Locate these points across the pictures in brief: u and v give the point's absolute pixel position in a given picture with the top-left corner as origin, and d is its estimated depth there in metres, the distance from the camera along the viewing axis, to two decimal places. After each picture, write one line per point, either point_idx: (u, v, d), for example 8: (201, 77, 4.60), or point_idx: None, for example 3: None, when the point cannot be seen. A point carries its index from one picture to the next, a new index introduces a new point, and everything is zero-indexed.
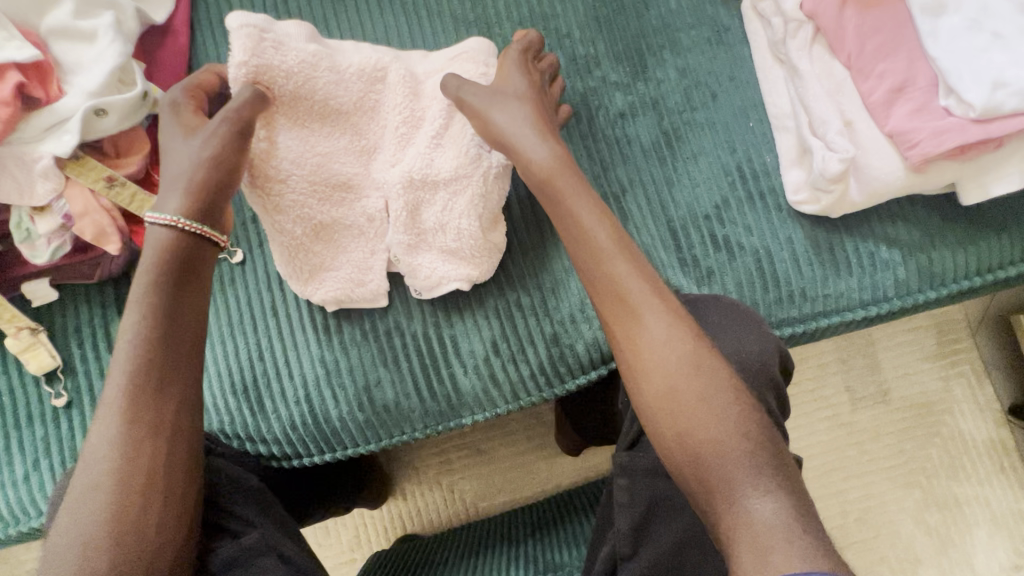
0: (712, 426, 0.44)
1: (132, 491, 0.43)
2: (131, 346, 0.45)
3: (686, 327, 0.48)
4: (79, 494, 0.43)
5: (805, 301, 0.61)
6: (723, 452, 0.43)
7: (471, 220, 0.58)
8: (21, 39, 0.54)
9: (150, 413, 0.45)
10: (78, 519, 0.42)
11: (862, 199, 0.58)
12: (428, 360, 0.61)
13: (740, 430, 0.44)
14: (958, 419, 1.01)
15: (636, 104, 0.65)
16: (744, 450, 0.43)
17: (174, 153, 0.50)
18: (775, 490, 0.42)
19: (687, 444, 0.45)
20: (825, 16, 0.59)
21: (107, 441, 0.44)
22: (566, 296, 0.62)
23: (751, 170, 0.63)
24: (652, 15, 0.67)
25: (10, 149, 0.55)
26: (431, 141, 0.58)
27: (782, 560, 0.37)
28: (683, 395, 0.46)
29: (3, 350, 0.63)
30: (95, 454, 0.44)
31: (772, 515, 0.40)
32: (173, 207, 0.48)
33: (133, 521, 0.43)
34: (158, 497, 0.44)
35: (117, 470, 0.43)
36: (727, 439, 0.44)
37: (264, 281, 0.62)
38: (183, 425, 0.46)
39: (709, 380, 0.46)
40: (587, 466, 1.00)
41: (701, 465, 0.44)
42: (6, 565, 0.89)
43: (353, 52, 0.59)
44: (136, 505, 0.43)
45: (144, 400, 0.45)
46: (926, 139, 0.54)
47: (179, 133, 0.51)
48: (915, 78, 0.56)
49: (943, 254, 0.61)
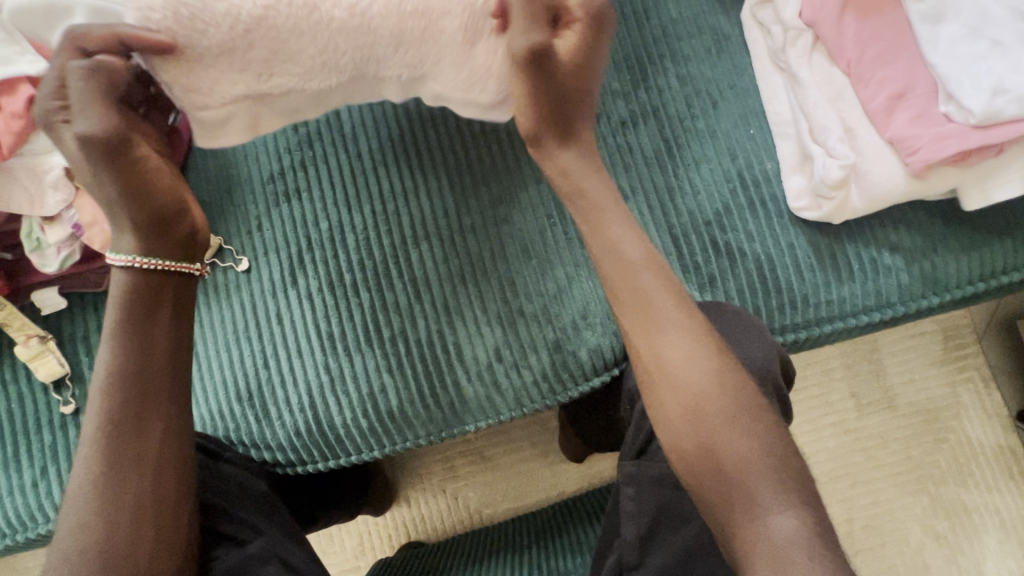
0: (719, 431, 0.45)
1: (116, 521, 0.45)
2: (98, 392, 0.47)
3: (692, 334, 0.48)
4: (67, 526, 0.45)
5: (808, 308, 0.61)
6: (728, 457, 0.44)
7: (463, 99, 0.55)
8: (33, 53, 0.56)
9: (126, 448, 0.46)
10: (69, 548, 0.44)
11: (863, 205, 0.58)
12: (432, 367, 0.61)
13: (745, 436, 0.44)
14: (966, 425, 1.00)
15: (638, 112, 0.66)
16: (748, 455, 0.44)
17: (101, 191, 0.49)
18: (781, 496, 0.42)
19: (692, 450, 0.45)
20: (824, 24, 0.60)
21: (81, 479, 0.46)
22: (568, 303, 0.62)
23: (752, 176, 0.64)
24: (653, 24, 0.68)
25: (22, 161, 0.57)
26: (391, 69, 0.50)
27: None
28: (687, 399, 0.46)
29: (12, 357, 0.64)
30: (76, 490, 0.46)
31: (777, 521, 0.41)
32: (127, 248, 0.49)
33: (121, 547, 0.44)
34: (145, 521, 0.45)
35: (99, 503, 0.45)
36: (732, 443, 0.44)
37: (269, 289, 0.63)
38: (166, 451, 0.48)
39: (714, 387, 0.46)
40: (591, 473, 1.00)
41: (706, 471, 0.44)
42: (12, 572, 0.89)
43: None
44: (124, 533, 0.45)
45: (122, 434, 0.46)
46: (926, 145, 0.54)
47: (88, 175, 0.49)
48: (915, 85, 0.56)
49: (946, 260, 0.61)
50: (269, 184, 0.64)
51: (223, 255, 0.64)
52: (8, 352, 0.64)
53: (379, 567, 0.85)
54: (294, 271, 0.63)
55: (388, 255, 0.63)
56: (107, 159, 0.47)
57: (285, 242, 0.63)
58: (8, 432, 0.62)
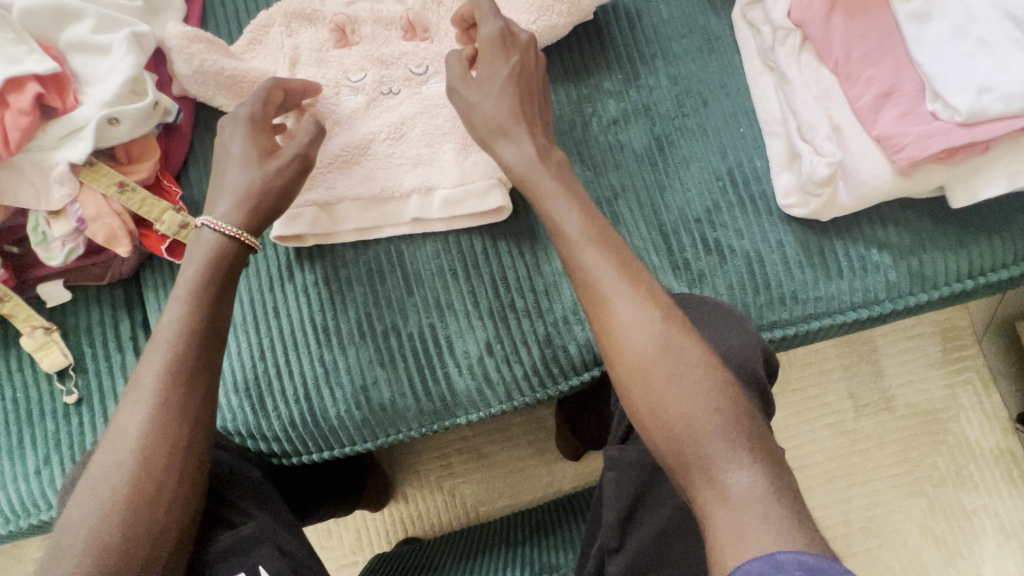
0: (682, 404, 0.45)
1: (150, 474, 0.45)
2: (168, 343, 0.49)
3: (642, 308, 0.48)
4: (96, 477, 0.45)
5: (795, 304, 0.62)
6: (702, 434, 0.44)
7: (431, 175, 0.63)
8: (41, 52, 0.58)
9: (180, 401, 0.47)
10: (96, 495, 0.45)
11: (851, 203, 0.59)
12: (423, 358, 0.62)
13: (718, 411, 0.44)
14: (964, 426, 1.00)
15: (628, 111, 0.67)
16: (718, 428, 0.44)
17: (234, 160, 0.55)
18: (753, 465, 0.42)
19: (664, 424, 0.45)
20: (812, 23, 0.60)
21: (131, 423, 0.47)
22: (558, 299, 0.63)
23: (741, 175, 0.64)
24: (645, 25, 0.69)
25: (28, 156, 0.58)
26: (389, 159, 0.64)
27: (759, 540, 0.38)
28: (658, 380, 0.46)
29: (17, 349, 0.65)
30: (122, 434, 0.47)
31: (749, 489, 0.41)
32: (221, 211, 0.54)
33: (149, 500, 0.45)
34: (174, 478, 0.46)
35: (139, 452, 0.46)
36: (701, 415, 0.45)
37: (267, 283, 0.64)
38: (204, 414, 0.49)
39: (676, 364, 0.46)
40: (588, 470, 1.00)
41: (676, 445, 0.45)
42: (15, 562, 0.91)
43: (360, 71, 0.65)
44: (153, 486, 0.45)
45: (180, 388, 0.48)
46: (912, 142, 0.55)
47: (242, 148, 0.56)
48: (901, 84, 0.57)
49: (934, 258, 0.62)
50: None
51: None
52: (14, 343, 0.65)
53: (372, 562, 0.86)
54: (291, 266, 0.64)
55: (384, 250, 0.64)
56: (254, 129, 0.57)
57: None
58: (13, 420, 0.64)
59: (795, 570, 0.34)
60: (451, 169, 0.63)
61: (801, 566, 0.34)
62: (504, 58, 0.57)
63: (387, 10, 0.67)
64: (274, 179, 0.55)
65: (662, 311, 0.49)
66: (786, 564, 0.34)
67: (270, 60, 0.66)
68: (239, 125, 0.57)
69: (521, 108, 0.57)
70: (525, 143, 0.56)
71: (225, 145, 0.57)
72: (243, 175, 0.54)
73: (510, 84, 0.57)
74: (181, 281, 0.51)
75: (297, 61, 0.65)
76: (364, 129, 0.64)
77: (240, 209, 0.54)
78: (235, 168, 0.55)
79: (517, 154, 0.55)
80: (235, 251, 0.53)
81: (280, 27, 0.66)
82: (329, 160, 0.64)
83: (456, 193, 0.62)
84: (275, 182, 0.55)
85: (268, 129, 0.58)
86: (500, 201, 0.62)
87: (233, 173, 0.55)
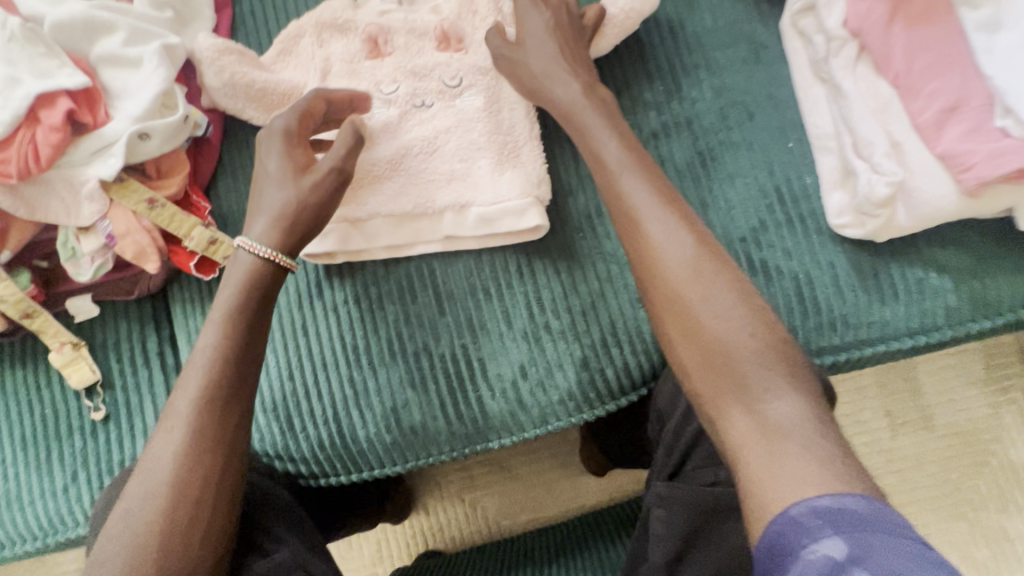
0: (719, 326, 0.44)
1: (182, 503, 0.44)
2: (203, 371, 0.48)
3: (674, 234, 0.48)
4: (127, 506, 0.44)
5: (847, 329, 0.59)
6: (738, 359, 0.43)
7: (464, 192, 0.61)
8: (72, 66, 0.57)
9: (214, 428, 0.46)
10: (128, 527, 0.43)
11: (910, 223, 0.56)
12: (456, 381, 0.60)
13: (758, 352, 0.43)
14: (1009, 447, 0.95)
15: (670, 123, 0.64)
16: (755, 352, 0.43)
17: (270, 177, 0.54)
18: (793, 392, 0.42)
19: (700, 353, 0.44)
20: (870, 33, 0.57)
21: (165, 451, 0.46)
22: (595, 320, 0.61)
23: (790, 192, 0.61)
24: (687, 33, 0.66)
25: (59, 172, 0.57)
26: (422, 175, 0.62)
27: (801, 475, 0.37)
28: (698, 315, 0.45)
29: (45, 363, 0.65)
30: (154, 463, 0.45)
31: (789, 416, 0.40)
32: (258, 233, 0.52)
33: (178, 532, 0.43)
34: (206, 507, 0.44)
35: (172, 481, 0.44)
36: (743, 345, 0.43)
37: (296, 301, 0.63)
38: (235, 441, 0.47)
39: (711, 288, 0.46)
40: (614, 487, 0.98)
41: (719, 373, 0.43)
42: (44, 566, 0.93)
43: (392, 83, 0.63)
44: (186, 516, 0.44)
45: (212, 415, 0.46)
46: (982, 161, 0.51)
47: (279, 164, 0.54)
48: (969, 97, 0.53)
49: (998, 281, 0.58)
50: None
51: None
52: (43, 358, 0.65)
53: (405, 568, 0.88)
54: (321, 283, 0.63)
55: (415, 268, 0.62)
56: (289, 143, 0.55)
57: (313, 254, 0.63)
58: (41, 435, 0.63)
59: (811, 522, 0.34)
60: (487, 186, 0.61)
61: (817, 516, 0.34)
62: (537, 13, 0.59)
63: (420, 20, 0.64)
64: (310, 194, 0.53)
65: (697, 236, 0.48)
66: (803, 518, 0.34)
67: (299, 69, 0.64)
68: (277, 140, 0.56)
69: (564, 54, 0.58)
70: (570, 86, 0.56)
71: (263, 162, 0.56)
72: (279, 192, 0.53)
73: (548, 34, 0.58)
74: (217, 302, 0.50)
75: (329, 73, 0.64)
76: (396, 143, 0.62)
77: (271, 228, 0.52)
78: (271, 186, 0.54)
79: (564, 95, 0.56)
80: (268, 273, 0.51)
81: (311, 38, 0.64)
82: (362, 176, 0.62)
83: (492, 211, 0.60)
84: (311, 198, 0.53)
85: (304, 142, 0.56)
86: (536, 219, 0.60)
87: (270, 191, 0.54)
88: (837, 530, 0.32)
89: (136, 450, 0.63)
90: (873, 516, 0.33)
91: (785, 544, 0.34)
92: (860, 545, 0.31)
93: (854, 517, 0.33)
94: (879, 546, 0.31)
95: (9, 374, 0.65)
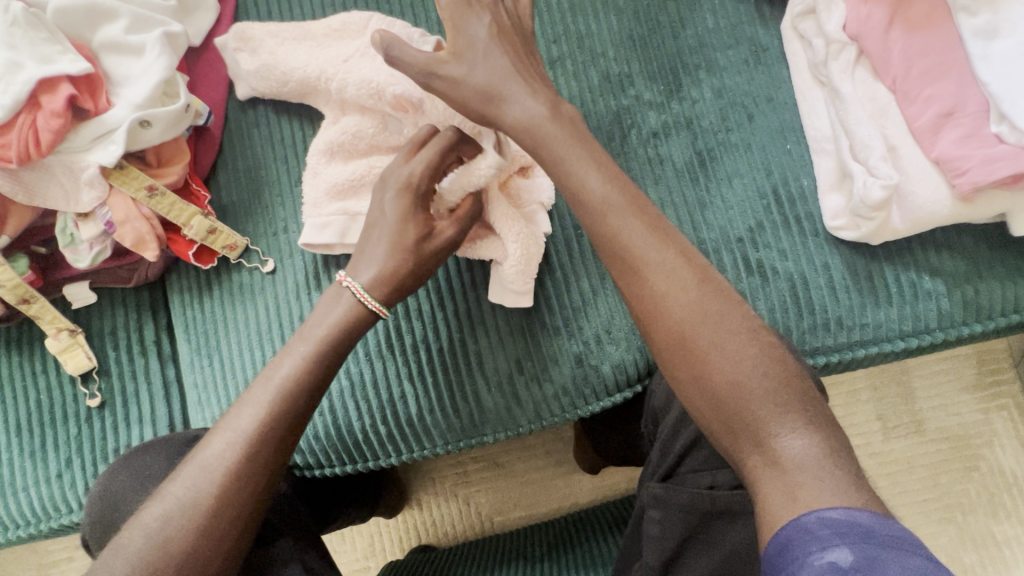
0: (728, 368, 0.45)
1: (224, 511, 0.45)
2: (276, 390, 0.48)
3: (674, 276, 0.47)
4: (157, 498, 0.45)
5: (841, 331, 0.59)
6: (750, 395, 0.44)
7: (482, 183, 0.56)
8: (74, 53, 0.57)
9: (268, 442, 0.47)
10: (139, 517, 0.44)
11: (904, 227, 0.56)
12: (453, 374, 0.61)
13: (768, 389, 0.44)
14: (998, 453, 0.96)
15: (669, 123, 0.64)
16: (766, 390, 0.44)
17: (387, 228, 0.52)
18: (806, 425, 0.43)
19: (717, 401, 0.45)
20: (870, 38, 0.58)
21: (219, 457, 0.46)
22: (592, 315, 0.61)
23: (787, 194, 0.62)
24: (688, 34, 0.66)
25: (59, 157, 0.58)
26: None
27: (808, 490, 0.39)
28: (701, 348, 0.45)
29: (41, 349, 0.65)
30: (206, 471, 0.46)
31: (805, 449, 0.42)
32: (381, 298, 0.52)
33: (193, 526, 0.44)
34: (229, 512, 0.45)
35: (218, 489, 0.45)
36: (750, 379, 0.44)
37: (293, 292, 0.63)
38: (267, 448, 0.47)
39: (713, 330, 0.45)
40: (607, 484, 0.98)
41: (731, 414, 0.44)
42: (33, 554, 0.93)
43: None
44: (208, 516, 0.44)
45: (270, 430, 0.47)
46: (975, 167, 0.52)
47: (403, 216, 0.52)
48: (965, 103, 0.54)
49: (990, 286, 0.59)
50: (297, 185, 0.65)
51: (250, 255, 0.64)
52: (39, 344, 0.65)
53: (408, 556, 0.91)
54: (319, 274, 0.63)
55: None
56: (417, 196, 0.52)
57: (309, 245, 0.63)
58: (35, 422, 0.63)
59: (820, 531, 0.36)
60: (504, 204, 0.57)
61: (826, 526, 0.36)
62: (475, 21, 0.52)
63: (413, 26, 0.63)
64: (421, 243, 0.52)
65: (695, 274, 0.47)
66: (813, 526, 0.37)
67: (334, 22, 0.60)
68: (402, 170, 0.53)
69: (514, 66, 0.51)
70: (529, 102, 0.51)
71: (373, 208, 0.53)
72: (399, 249, 0.52)
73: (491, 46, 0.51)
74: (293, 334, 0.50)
75: None
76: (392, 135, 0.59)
77: (370, 273, 0.52)
78: (391, 243, 0.52)
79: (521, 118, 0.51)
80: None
81: None
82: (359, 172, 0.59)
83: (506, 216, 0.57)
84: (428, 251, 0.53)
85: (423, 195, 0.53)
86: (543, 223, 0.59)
87: (385, 230, 0.52)
88: (844, 540, 0.35)
89: (131, 437, 0.63)
90: (883, 530, 0.36)
91: (793, 547, 0.36)
92: (865, 556, 0.34)
93: (861, 529, 0.36)
94: (884, 557, 0.34)
95: (5, 359, 0.65)
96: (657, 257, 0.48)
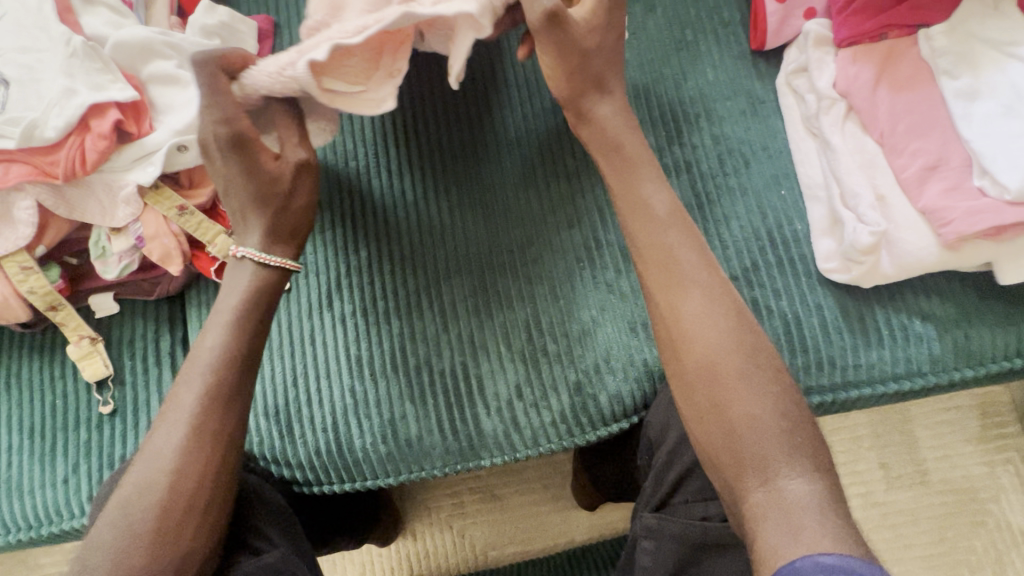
0: (744, 402, 0.47)
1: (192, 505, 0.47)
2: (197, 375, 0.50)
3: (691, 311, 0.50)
4: (141, 490, 0.47)
5: (834, 370, 0.61)
6: (742, 428, 0.46)
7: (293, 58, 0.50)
8: (123, 81, 0.62)
9: (206, 435, 0.49)
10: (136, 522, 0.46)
11: (893, 271, 0.59)
12: (453, 396, 0.63)
13: (759, 423, 0.46)
14: (1006, 508, 0.94)
15: (670, 167, 0.68)
16: (762, 425, 0.46)
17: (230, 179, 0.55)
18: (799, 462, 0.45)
19: (726, 435, 0.47)
20: (858, 95, 0.62)
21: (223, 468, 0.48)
22: (591, 345, 0.63)
23: (781, 236, 0.64)
24: (690, 85, 0.71)
25: (101, 175, 0.62)
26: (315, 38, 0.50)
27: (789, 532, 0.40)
28: (706, 380, 0.49)
29: (60, 356, 0.67)
30: (152, 468, 0.48)
31: (799, 489, 0.43)
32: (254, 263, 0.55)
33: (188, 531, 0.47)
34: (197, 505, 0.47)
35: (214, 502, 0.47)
36: (750, 419, 0.47)
37: (306, 310, 0.66)
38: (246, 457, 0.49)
39: (715, 367, 0.49)
40: (604, 521, 0.98)
41: (738, 441, 0.46)
42: (21, 568, 0.93)
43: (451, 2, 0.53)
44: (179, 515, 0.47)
45: (213, 425, 0.49)
46: (959, 218, 0.55)
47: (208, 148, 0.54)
48: (948, 158, 0.58)
49: (980, 333, 0.60)
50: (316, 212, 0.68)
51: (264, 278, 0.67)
52: (59, 351, 0.68)
53: None
54: (331, 295, 0.66)
55: (420, 286, 0.65)
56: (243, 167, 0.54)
57: (325, 266, 0.67)
58: (48, 426, 0.66)
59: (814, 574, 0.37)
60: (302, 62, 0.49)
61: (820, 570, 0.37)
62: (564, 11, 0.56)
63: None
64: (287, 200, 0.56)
65: (696, 308, 0.51)
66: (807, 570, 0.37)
67: None
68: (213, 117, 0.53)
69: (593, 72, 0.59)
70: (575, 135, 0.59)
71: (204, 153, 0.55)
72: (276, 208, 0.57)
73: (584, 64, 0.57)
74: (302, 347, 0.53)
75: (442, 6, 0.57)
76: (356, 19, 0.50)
77: (256, 233, 0.56)
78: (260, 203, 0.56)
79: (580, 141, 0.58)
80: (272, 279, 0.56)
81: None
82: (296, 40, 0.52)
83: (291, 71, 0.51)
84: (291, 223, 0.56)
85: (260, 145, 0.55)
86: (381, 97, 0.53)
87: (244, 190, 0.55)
88: None
89: (138, 445, 0.65)
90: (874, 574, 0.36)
91: None
92: None
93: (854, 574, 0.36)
94: None
95: (23, 364, 0.67)
96: (677, 286, 0.52)
